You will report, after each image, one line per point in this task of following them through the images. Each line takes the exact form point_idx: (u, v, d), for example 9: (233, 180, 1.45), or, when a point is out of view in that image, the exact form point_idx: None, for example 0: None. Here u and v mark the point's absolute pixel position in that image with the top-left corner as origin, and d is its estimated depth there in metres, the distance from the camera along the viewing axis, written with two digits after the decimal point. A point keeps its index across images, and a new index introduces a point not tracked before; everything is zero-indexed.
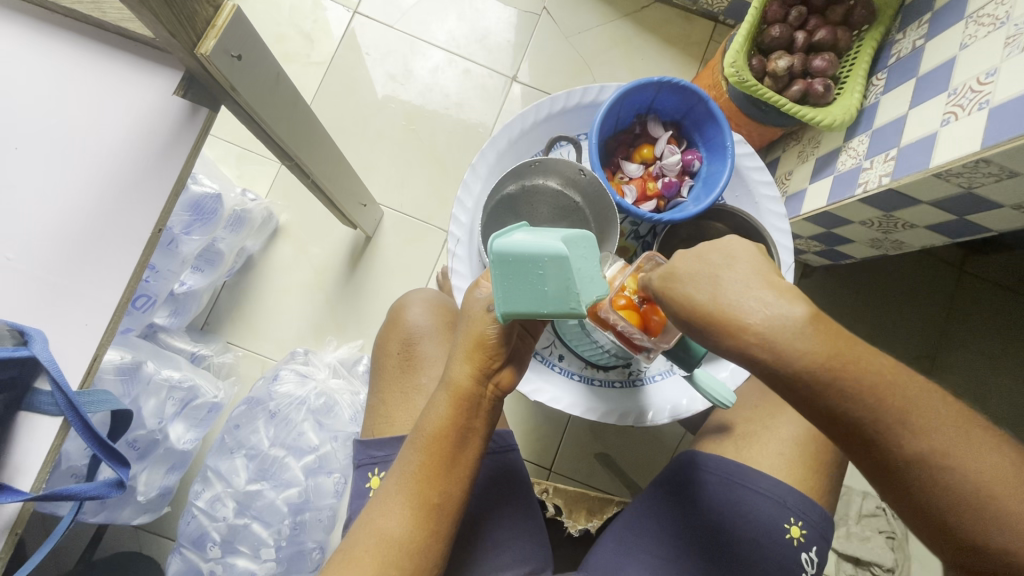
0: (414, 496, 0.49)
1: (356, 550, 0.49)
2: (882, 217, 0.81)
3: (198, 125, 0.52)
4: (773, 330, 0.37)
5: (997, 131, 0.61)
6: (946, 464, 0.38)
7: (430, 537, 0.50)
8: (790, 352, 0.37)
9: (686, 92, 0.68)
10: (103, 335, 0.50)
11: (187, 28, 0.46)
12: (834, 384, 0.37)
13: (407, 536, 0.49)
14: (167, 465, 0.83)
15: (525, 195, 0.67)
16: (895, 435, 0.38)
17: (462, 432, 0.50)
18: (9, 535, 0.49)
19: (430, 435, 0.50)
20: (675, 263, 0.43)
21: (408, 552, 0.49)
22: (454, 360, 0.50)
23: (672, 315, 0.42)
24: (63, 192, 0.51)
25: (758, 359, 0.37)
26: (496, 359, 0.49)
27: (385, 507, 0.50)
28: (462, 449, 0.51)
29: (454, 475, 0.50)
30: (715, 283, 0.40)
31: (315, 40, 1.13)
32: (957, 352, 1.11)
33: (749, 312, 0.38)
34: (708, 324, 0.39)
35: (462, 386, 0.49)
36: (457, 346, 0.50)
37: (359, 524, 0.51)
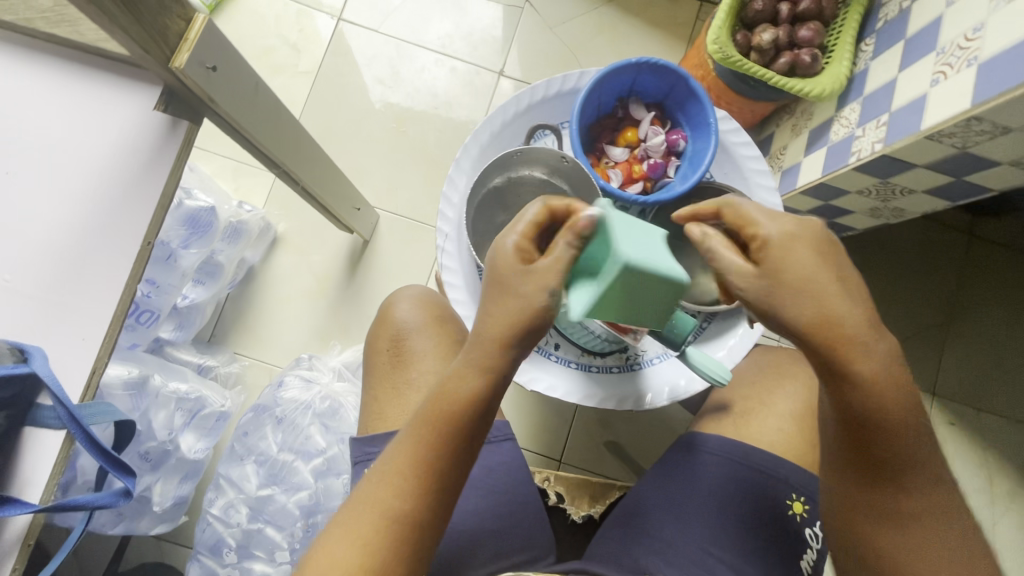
0: (419, 475, 0.46)
1: (349, 525, 0.46)
2: (879, 184, 0.80)
3: (180, 138, 0.53)
4: (871, 336, 0.43)
5: (986, 87, 0.59)
6: (906, 482, 0.47)
7: (426, 524, 0.47)
8: (871, 356, 0.43)
9: (665, 71, 0.67)
10: (99, 348, 0.52)
11: (161, 43, 0.48)
12: (886, 400, 0.44)
13: (407, 503, 0.46)
14: (181, 474, 0.84)
15: (513, 187, 0.67)
16: (895, 452, 0.46)
17: (478, 415, 0.47)
18: (22, 546, 0.50)
19: (445, 414, 0.46)
20: (794, 239, 0.44)
21: (405, 526, 0.46)
22: (491, 316, 0.46)
23: (772, 283, 0.44)
24: (53, 211, 0.52)
25: (853, 346, 0.43)
26: (528, 336, 0.46)
27: (385, 485, 0.46)
28: (474, 434, 0.47)
29: (461, 459, 0.47)
30: (836, 285, 0.43)
31: (303, 50, 1.14)
32: (970, 319, 1.12)
33: (857, 319, 0.43)
34: (814, 307, 0.43)
35: (488, 363, 0.46)
36: (487, 318, 0.46)
37: (355, 496, 0.48)
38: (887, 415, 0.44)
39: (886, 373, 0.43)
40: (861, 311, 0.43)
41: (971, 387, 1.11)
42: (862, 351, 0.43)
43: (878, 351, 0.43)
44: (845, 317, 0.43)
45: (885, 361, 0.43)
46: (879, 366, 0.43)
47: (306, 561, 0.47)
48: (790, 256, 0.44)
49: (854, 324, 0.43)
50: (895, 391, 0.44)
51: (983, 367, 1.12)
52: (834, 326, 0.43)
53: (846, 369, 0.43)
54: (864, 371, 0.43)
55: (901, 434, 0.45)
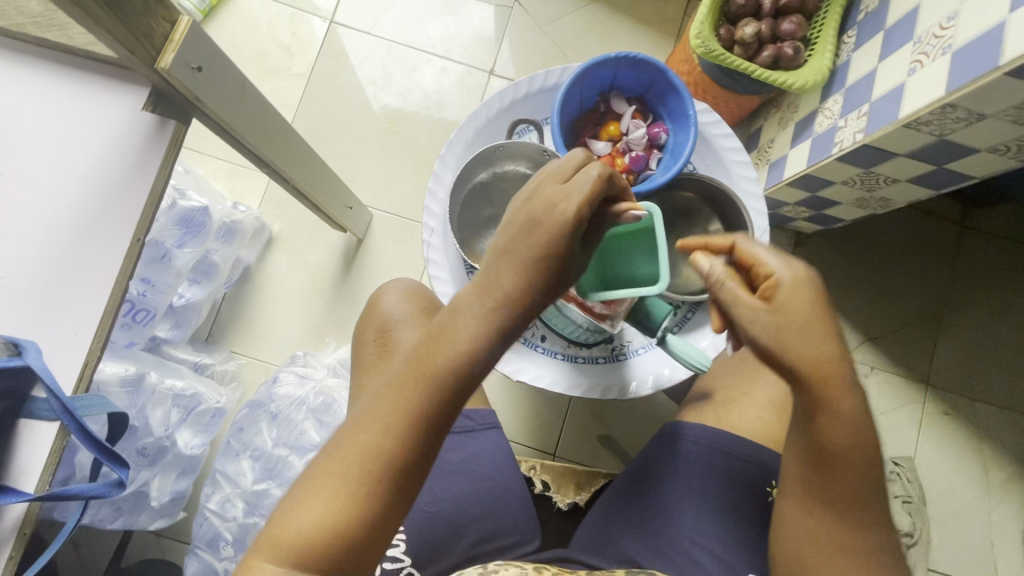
0: (406, 420, 0.42)
1: (328, 469, 0.42)
2: (863, 174, 0.80)
3: (168, 137, 0.55)
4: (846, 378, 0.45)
5: (960, 74, 0.60)
6: (855, 517, 0.49)
7: (401, 485, 0.42)
8: (841, 393, 0.45)
9: (645, 65, 0.68)
10: (91, 342, 0.53)
11: (146, 44, 0.49)
12: (848, 432, 0.46)
13: (385, 449, 0.42)
14: (178, 470, 0.86)
15: (497, 182, 0.69)
16: (849, 484, 0.48)
17: (479, 359, 0.42)
18: (19, 534, 0.52)
19: (443, 354, 0.42)
20: (803, 288, 0.44)
21: (376, 474, 0.42)
22: (504, 254, 0.43)
23: (777, 327, 0.44)
24: (45, 210, 0.54)
25: (827, 382, 0.45)
26: (544, 271, 0.43)
27: (369, 427, 0.42)
28: (470, 381, 0.43)
29: (454, 408, 0.43)
30: (829, 333, 0.44)
31: (296, 53, 1.16)
32: (963, 310, 1.12)
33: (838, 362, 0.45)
34: (806, 350, 0.44)
35: (500, 301, 0.42)
36: (504, 252, 0.43)
37: (333, 444, 0.43)
38: (842, 447, 0.47)
39: (853, 411, 0.46)
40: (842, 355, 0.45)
41: (966, 377, 1.11)
42: (842, 391, 0.45)
43: (854, 394, 0.46)
44: (829, 359, 0.44)
45: (858, 404, 0.46)
46: (852, 405, 0.45)
47: (282, 504, 0.43)
48: (798, 299, 0.44)
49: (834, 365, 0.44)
50: (858, 427, 0.46)
51: (977, 357, 1.11)
52: (819, 366, 0.44)
53: (824, 404, 0.45)
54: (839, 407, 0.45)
55: (855, 468, 0.48)
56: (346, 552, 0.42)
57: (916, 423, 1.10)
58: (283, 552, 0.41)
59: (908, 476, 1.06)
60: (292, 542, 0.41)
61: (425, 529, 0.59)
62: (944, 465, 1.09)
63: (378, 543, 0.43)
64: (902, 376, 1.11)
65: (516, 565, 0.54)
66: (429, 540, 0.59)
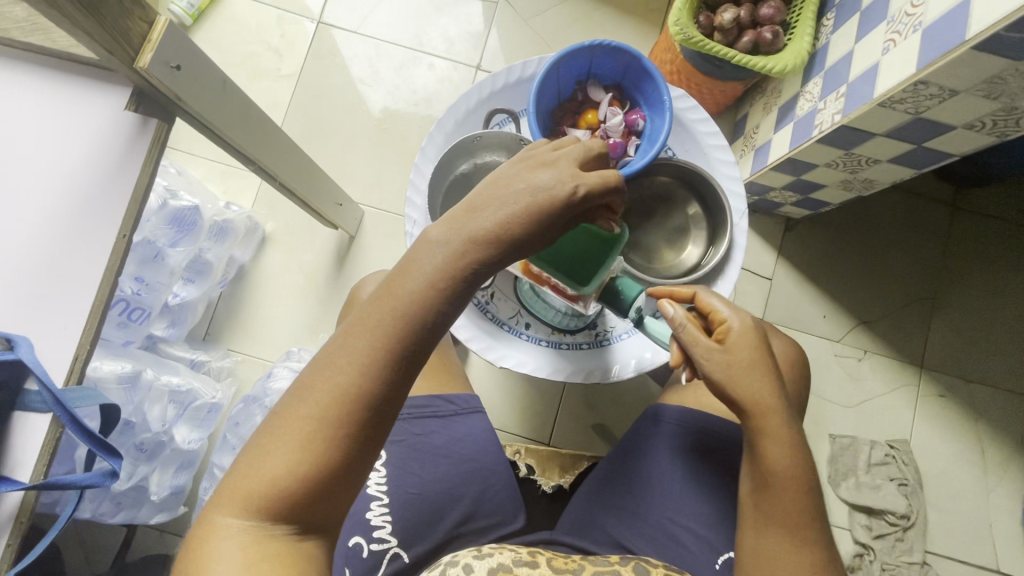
0: (372, 359, 0.43)
1: (294, 412, 0.43)
2: (844, 156, 0.81)
3: (150, 136, 0.56)
4: (780, 406, 0.52)
5: (930, 50, 0.60)
6: (801, 540, 0.52)
7: (370, 431, 0.43)
8: (775, 421, 0.52)
9: (619, 52, 0.70)
10: (82, 337, 0.55)
11: (124, 45, 0.50)
12: (786, 454, 0.52)
13: (356, 392, 0.42)
14: (176, 465, 0.88)
15: (478, 173, 0.68)
16: (791, 505, 0.52)
17: (444, 298, 0.45)
18: (16, 522, 0.54)
19: (408, 293, 0.44)
20: (752, 337, 0.52)
21: (348, 417, 0.42)
22: (494, 210, 0.46)
23: (728, 370, 0.52)
24: (35, 208, 0.56)
25: (761, 409, 0.52)
26: (535, 227, 0.46)
27: (336, 366, 0.43)
28: (436, 322, 0.45)
29: (420, 349, 0.45)
30: (767, 374, 0.52)
31: (284, 53, 1.17)
32: (957, 291, 1.12)
33: (771, 395, 0.52)
34: (746, 390, 0.52)
35: (467, 244, 0.45)
36: (486, 203, 0.46)
37: (299, 391, 0.43)
38: (782, 468, 0.52)
39: (787, 437, 0.52)
40: (777, 391, 0.52)
41: (961, 358, 1.11)
42: (777, 419, 0.52)
43: (789, 427, 0.52)
44: (766, 397, 0.52)
45: (795, 436, 0.53)
46: (784, 430, 0.52)
47: (247, 451, 0.43)
48: (746, 344, 0.52)
49: (769, 399, 0.52)
50: (793, 451, 0.52)
51: (973, 339, 1.11)
52: (755, 401, 0.51)
53: (760, 429, 0.52)
54: (775, 436, 0.52)
55: (795, 488, 0.52)
56: (311, 496, 0.42)
57: (912, 405, 1.10)
58: (251, 498, 0.41)
59: (904, 458, 1.07)
60: (262, 489, 0.41)
61: (410, 511, 0.61)
62: (940, 446, 1.09)
63: (345, 489, 0.43)
64: (896, 359, 1.11)
65: (510, 549, 0.54)
66: (413, 519, 0.60)
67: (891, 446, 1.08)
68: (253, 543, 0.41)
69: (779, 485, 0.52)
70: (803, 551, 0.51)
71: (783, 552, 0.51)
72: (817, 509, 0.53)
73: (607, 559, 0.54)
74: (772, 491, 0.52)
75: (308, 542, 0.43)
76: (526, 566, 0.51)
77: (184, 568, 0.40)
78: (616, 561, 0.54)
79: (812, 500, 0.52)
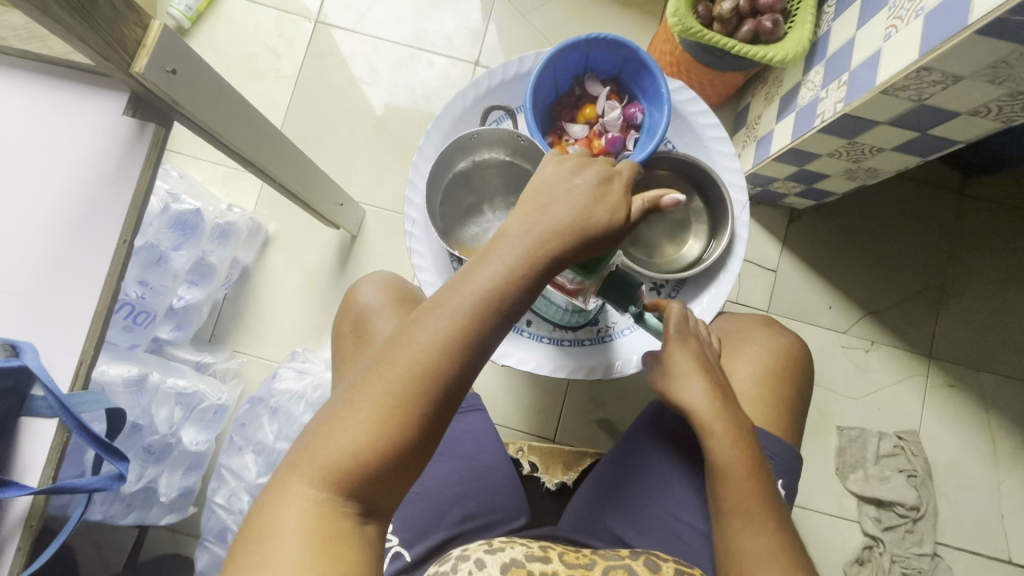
0: (450, 340, 0.42)
1: (368, 388, 0.42)
2: (847, 145, 0.80)
3: (148, 141, 0.56)
4: (711, 402, 0.58)
5: (932, 36, 0.59)
6: (760, 527, 0.53)
7: (439, 417, 0.42)
8: (710, 416, 0.57)
9: (616, 45, 0.69)
10: (85, 342, 0.56)
11: (119, 50, 0.50)
12: (729, 444, 0.56)
13: (432, 373, 0.42)
14: (184, 465, 0.89)
15: (477, 171, 0.67)
16: (744, 494, 0.54)
17: (518, 289, 0.44)
18: (25, 527, 0.55)
19: (487, 276, 0.44)
20: (682, 346, 0.61)
21: (422, 398, 0.42)
22: (563, 200, 0.47)
23: (668, 379, 0.61)
24: (37, 216, 0.56)
25: (693, 405, 0.58)
26: (603, 218, 0.46)
27: (412, 345, 0.42)
28: (510, 313, 0.44)
29: (493, 338, 0.44)
30: (695, 376, 0.59)
31: (283, 54, 1.17)
32: (965, 279, 1.11)
33: (700, 393, 0.58)
34: (676, 394, 0.60)
35: (542, 237, 0.45)
36: (550, 194, 0.47)
37: (373, 367, 0.43)
38: (728, 459, 0.55)
39: (725, 429, 0.56)
40: (704, 388, 0.58)
41: (971, 347, 1.09)
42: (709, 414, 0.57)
43: (726, 420, 0.57)
44: (693, 398, 0.58)
45: (738, 427, 0.57)
46: (722, 423, 0.57)
47: (313, 426, 0.43)
48: (679, 351, 0.61)
49: (697, 396, 0.58)
50: (734, 441, 0.56)
51: (982, 326, 1.10)
52: (683, 400, 0.59)
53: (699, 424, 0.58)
54: (712, 434, 0.57)
55: (745, 477, 0.55)
56: (377, 477, 0.42)
57: (920, 396, 1.09)
58: (320, 473, 0.41)
59: (912, 449, 1.06)
60: (331, 464, 0.41)
61: (413, 510, 0.61)
62: (950, 437, 1.07)
63: (407, 476, 0.43)
64: (903, 349, 1.10)
65: (522, 543, 0.54)
66: (415, 517, 0.61)
67: (899, 437, 1.07)
68: (319, 517, 0.40)
69: (729, 475, 0.55)
70: (764, 539, 0.52)
71: (754, 546, 0.52)
72: (772, 499, 0.55)
73: (617, 551, 0.54)
74: (724, 481, 0.55)
75: (368, 525, 0.42)
76: (539, 561, 0.51)
77: (242, 540, 0.40)
78: (627, 555, 0.53)
79: (766, 489, 0.55)
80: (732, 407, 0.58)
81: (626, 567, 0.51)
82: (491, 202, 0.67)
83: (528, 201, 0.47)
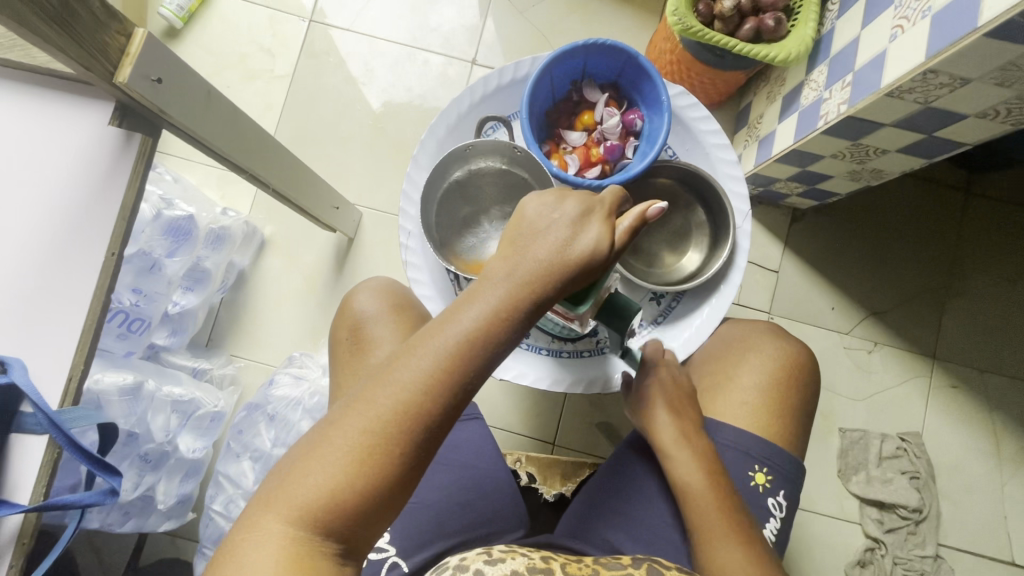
0: (431, 379, 0.42)
1: (346, 424, 0.42)
2: (851, 147, 0.78)
3: (135, 151, 0.55)
4: (678, 429, 0.60)
5: (940, 37, 0.57)
6: (727, 547, 0.54)
7: (417, 456, 0.42)
8: (674, 442, 0.60)
9: (614, 50, 0.67)
10: (75, 357, 0.56)
11: (101, 59, 0.49)
12: (694, 467, 0.58)
13: (411, 414, 0.41)
14: (181, 473, 0.89)
15: (473, 181, 0.66)
16: (710, 516, 0.56)
17: (500, 333, 0.44)
18: (17, 544, 0.56)
19: (470, 316, 0.44)
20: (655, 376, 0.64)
21: (401, 438, 0.41)
22: (545, 237, 0.46)
23: (639, 409, 0.64)
24: (23, 229, 0.55)
25: (660, 432, 0.61)
26: (585, 256, 0.46)
27: (394, 382, 0.42)
28: (492, 355, 0.44)
29: (476, 379, 0.43)
30: (665, 404, 0.62)
31: (277, 54, 1.15)
32: (970, 280, 1.09)
33: (665, 420, 0.61)
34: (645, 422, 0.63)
35: (525, 279, 0.45)
36: (533, 233, 0.47)
37: (354, 402, 0.42)
38: (691, 483, 0.58)
39: (689, 453, 0.59)
40: (671, 416, 0.61)
41: (976, 348, 1.08)
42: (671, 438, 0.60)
43: (689, 447, 0.59)
44: (659, 425, 0.61)
45: (702, 450, 0.59)
46: (686, 447, 0.59)
47: (289, 458, 0.43)
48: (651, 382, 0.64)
49: (663, 423, 0.61)
50: (698, 464, 0.58)
51: (987, 327, 1.08)
52: (651, 427, 0.62)
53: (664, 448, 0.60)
54: (673, 460, 0.59)
55: (710, 499, 0.56)
56: (353, 517, 0.41)
57: (924, 397, 1.08)
58: (295, 510, 0.40)
59: (916, 451, 1.05)
60: (307, 501, 0.40)
61: (410, 521, 0.61)
62: (953, 438, 1.06)
63: (383, 516, 0.42)
64: (907, 350, 1.09)
65: (523, 554, 0.52)
66: (410, 529, 0.60)
67: (902, 439, 1.06)
68: (291, 556, 0.40)
69: (695, 497, 0.57)
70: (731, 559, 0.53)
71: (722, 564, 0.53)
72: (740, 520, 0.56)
73: (620, 561, 0.53)
74: (691, 503, 0.57)
75: (344, 563, 0.42)
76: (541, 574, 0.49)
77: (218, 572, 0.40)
78: (630, 564, 0.52)
79: (732, 510, 0.56)
80: (694, 436, 0.60)
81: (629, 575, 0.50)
82: (487, 213, 0.65)
83: (512, 240, 0.48)
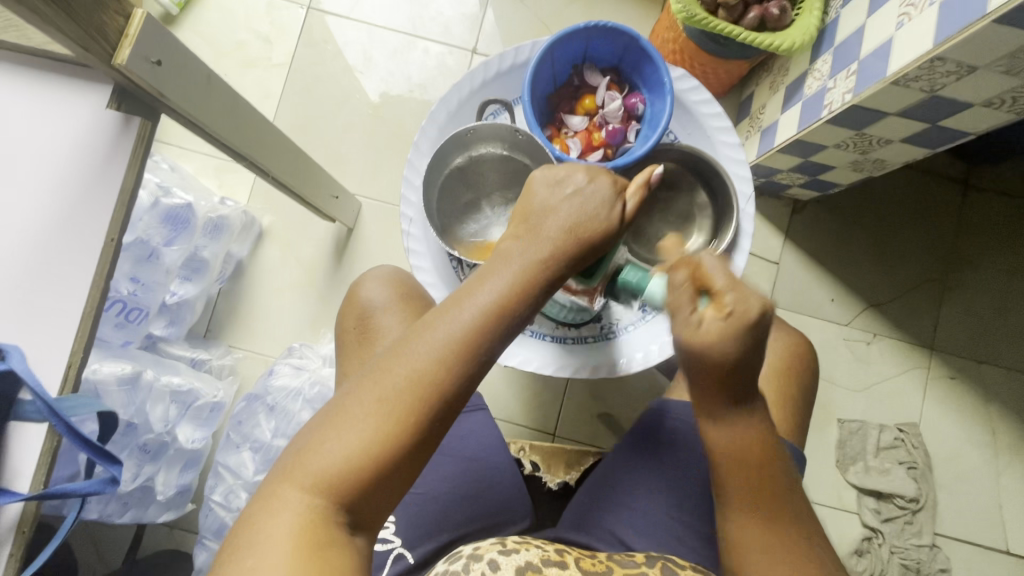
0: (446, 352, 0.42)
1: (361, 397, 0.41)
2: (855, 137, 0.78)
3: (134, 134, 0.54)
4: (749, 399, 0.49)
5: (947, 25, 0.57)
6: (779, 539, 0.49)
7: (431, 430, 0.42)
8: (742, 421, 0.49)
9: (615, 33, 0.67)
10: (74, 344, 0.55)
11: (100, 41, 0.48)
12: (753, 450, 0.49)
13: (425, 386, 0.41)
14: (181, 463, 0.89)
15: (474, 166, 0.65)
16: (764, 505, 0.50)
17: (515, 308, 0.44)
18: (18, 533, 0.56)
19: (485, 292, 0.44)
20: (750, 315, 0.45)
21: (415, 410, 0.41)
22: (557, 217, 0.48)
23: (717, 348, 0.45)
24: (21, 214, 0.54)
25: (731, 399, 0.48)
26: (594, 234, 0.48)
27: (409, 356, 0.42)
28: (506, 329, 0.44)
29: (491, 353, 0.43)
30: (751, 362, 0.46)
31: (275, 42, 1.14)
32: (970, 270, 1.09)
33: (744, 386, 0.48)
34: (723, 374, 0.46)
35: (539, 256, 0.46)
36: (544, 211, 0.48)
37: (368, 376, 0.42)
38: (748, 465, 0.49)
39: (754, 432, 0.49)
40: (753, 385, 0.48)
41: (973, 339, 1.08)
42: (732, 408, 0.48)
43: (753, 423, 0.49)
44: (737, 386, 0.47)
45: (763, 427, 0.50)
46: (749, 427, 0.49)
47: (305, 432, 0.42)
48: (747, 321, 0.45)
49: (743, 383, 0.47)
50: (759, 446, 0.49)
51: (986, 317, 1.09)
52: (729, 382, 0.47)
53: (724, 422, 0.49)
54: (730, 439, 0.49)
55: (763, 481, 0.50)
56: (365, 488, 0.41)
57: (922, 388, 1.08)
58: (309, 481, 0.40)
59: (912, 442, 1.06)
60: (321, 472, 0.40)
61: (414, 511, 0.61)
62: (951, 429, 1.07)
63: (395, 489, 0.42)
64: (906, 342, 1.09)
65: (535, 546, 0.52)
66: (415, 519, 0.61)
67: (900, 429, 1.06)
68: (304, 529, 0.39)
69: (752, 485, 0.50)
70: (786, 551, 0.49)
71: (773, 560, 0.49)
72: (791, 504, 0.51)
73: (634, 559, 0.54)
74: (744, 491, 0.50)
75: (355, 538, 0.41)
76: (555, 565, 0.50)
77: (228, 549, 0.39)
78: (643, 561, 0.53)
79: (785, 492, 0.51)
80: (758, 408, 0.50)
81: (644, 574, 0.51)
82: (488, 197, 0.65)
83: (525, 220, 0.49)
